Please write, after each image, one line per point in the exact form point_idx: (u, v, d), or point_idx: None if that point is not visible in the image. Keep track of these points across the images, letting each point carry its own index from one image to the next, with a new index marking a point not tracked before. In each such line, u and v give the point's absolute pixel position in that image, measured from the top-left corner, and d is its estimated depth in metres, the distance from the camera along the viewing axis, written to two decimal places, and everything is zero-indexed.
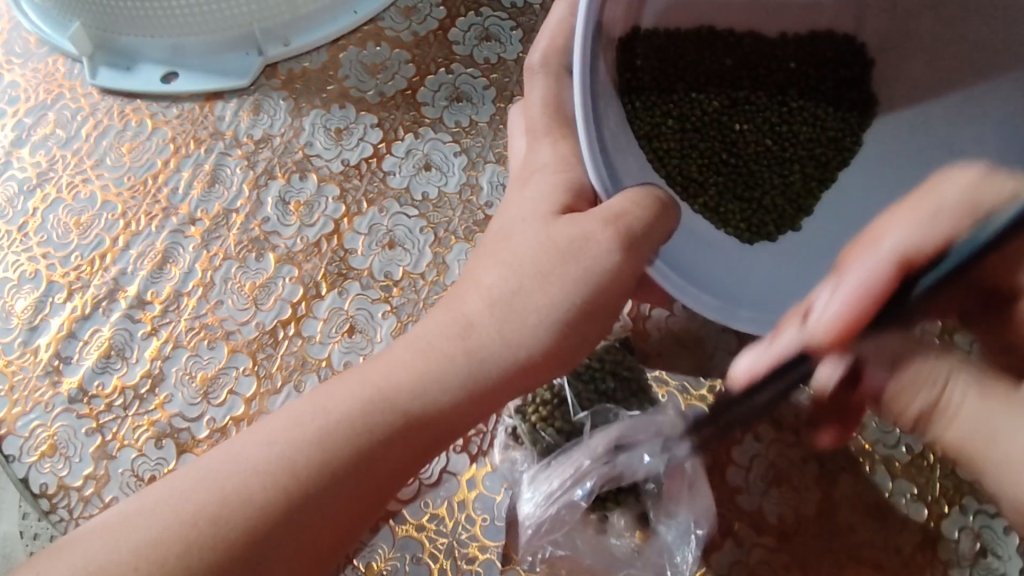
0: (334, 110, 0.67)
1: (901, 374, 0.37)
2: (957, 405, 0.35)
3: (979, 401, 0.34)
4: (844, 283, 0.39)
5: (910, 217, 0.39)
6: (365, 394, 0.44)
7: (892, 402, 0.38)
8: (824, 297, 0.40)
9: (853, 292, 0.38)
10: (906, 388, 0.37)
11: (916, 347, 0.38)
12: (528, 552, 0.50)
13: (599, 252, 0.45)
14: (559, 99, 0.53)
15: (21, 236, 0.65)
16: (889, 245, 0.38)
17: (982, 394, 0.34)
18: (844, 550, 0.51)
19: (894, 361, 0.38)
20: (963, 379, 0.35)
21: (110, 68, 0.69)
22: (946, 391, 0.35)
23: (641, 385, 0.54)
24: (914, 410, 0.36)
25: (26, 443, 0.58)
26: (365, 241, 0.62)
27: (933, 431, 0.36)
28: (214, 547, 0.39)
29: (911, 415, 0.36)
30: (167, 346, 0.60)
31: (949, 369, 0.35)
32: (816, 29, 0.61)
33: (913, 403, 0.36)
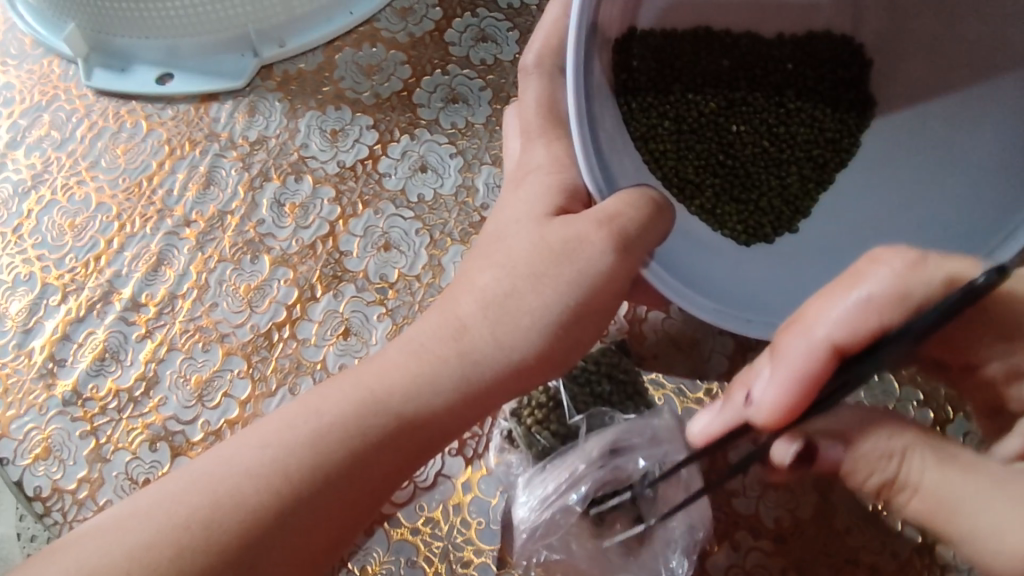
0: (330, 111, 0.67)
1: (856, 451, 0.37)
2: (915, 481, 0.35)
3: (937, 472, 0.34)
4: (782, 365, 0.37)
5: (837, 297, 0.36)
6: (358, 397, 0.43)
7: (850, 476, 0.38)
8: (764, 381, 0.38)
9: (790, 383, 0.36)
10: (861, 466, 0.37)
11: (869, 422, 0.37)
12: (522, 557, 0.50)
13: (593, 253, 0.44)
14: (554, 101, 0.52)
15: (16, 238, 0.65)
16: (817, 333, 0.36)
17: (940, 468, 0.34)
18: (840, 555, 0.51)
19: (845, 438, 0.38)
20: (918, 455, 0.35)
21: (105, 69, 0.69)
22: (901, 468, 0.35)
23: (637, 388, 0.54)
24: (873, 486, 0.36)
25: (20, 446, 0.57)
26: (360, 243, 0.62)
27: (894, 502, 0.36)
28: (206, 550, 0.39)
29: (871, 490, 0.37)
30: (162, 348, 0.60)
31: (901, 445, 0.36)
32: (813, 30, 0.61)
33: (869, 480, 0.37)
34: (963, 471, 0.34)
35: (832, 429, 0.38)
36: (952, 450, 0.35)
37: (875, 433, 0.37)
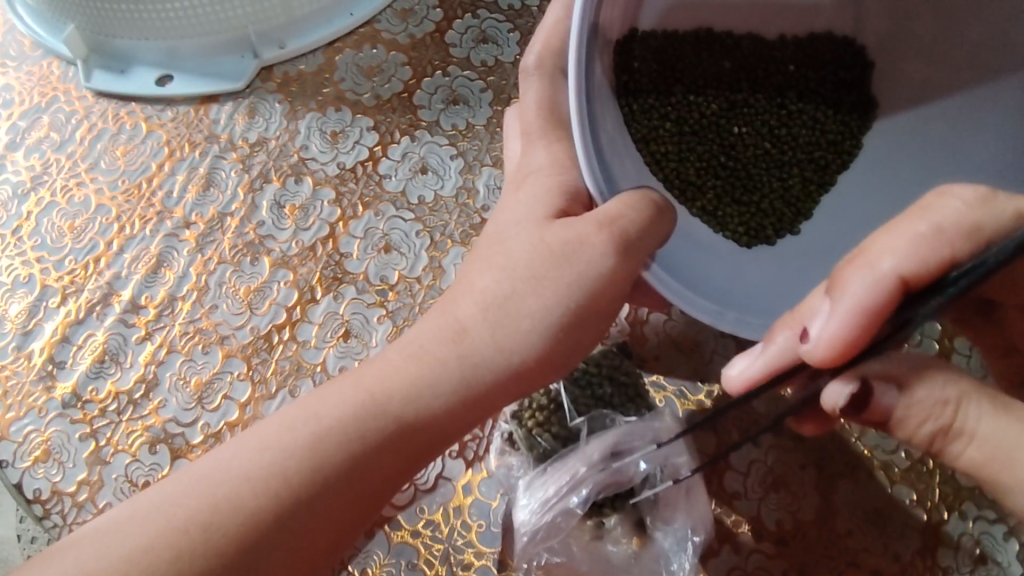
0: (330, 112, 0.67)
1: (912, 397, 0.35)
2: (971, 428, 0.33)
3: (994, 421, 0.33)
4: (843, 299, 0.35)
5: (901, 236, 0.36)
6: (357, 400, 0.43)
7: (898, 425, 0.35)
8: (821, 317, 0.37)
9: (853, 314, 0.35)
10: (916, 413, 0.34)
11: (923, 367, 0.35)
12: (523, 560, 0.50)
13: (593, 256, 0.44)
14: (555, 102, 0.52)
15: (16, 240, 0.65)
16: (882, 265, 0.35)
17: (997, 415, 0.33)
18: (842, 557, 0.50)
19: (900, 382, 0.35)
20: (975, 401, 0.34)
21: (104, 71, 0.69)
22: (958, 416, 0.34)
23: (638, 390, 0.53)
24: (926, 434, 0.34)
25: (19, 448, 0.57)
26: (361, 244, 0.62)
27: (944, 451, 0.35)
28: (205, 553, 0.39)
29: (923, 439, 0.35)
30: (161, 350, 0.60)
31: (959, 392, 0.34)
32: (814, 31, 0.61)
33: (922, 427, 0.35)
34: (1018, 418, 0.33)
35: (886, 372, 0.36)
36: (1006, 401, 0.34)
37: (930, 380, 0.35)
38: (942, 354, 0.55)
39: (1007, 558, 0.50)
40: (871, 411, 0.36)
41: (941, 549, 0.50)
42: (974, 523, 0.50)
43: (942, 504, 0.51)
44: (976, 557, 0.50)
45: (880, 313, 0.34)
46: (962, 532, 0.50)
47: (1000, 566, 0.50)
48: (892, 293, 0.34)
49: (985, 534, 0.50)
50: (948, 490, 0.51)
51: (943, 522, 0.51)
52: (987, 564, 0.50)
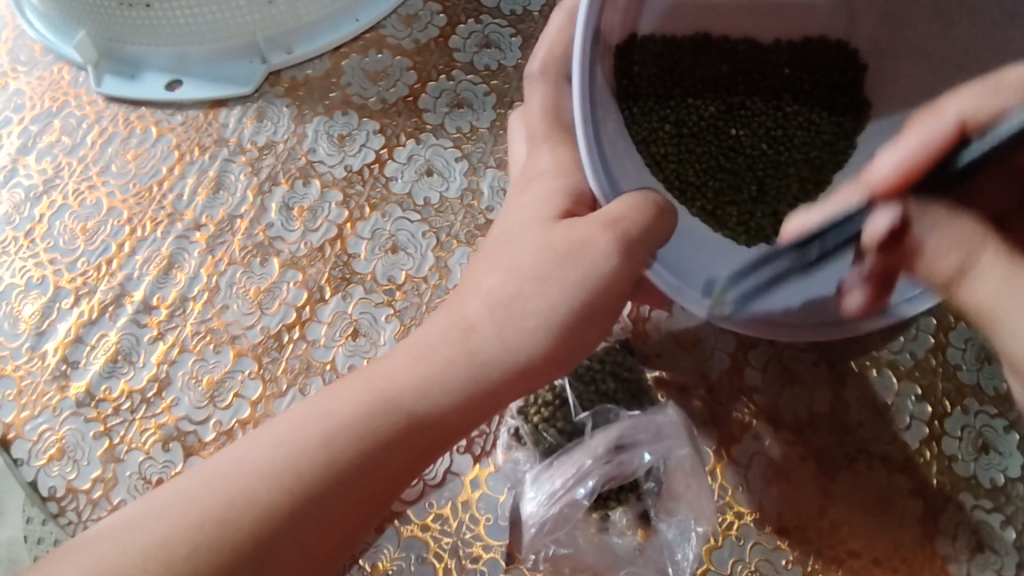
0: (337, 116, 0.68)
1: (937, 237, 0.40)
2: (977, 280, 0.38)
3: (996, 283, 0.37)
4: (903, 142, 0.44)
5: (977, 95, 0.41)
6: (368, 398, 0.44)
7: (926, 263, 0.40)
8: (891, 158, 0.44)
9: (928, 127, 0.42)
10: (940, 251, 0.39)
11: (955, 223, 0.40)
12: (531, 551, 0.51)
13: (597, 256, 0.46)
14: (558, 106, 0.54)
15: (29, 242, 0.66)
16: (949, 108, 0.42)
17: (1008, 267, 0.37)
18: (842, 548, 0.53)
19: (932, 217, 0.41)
20: (991, 255, 0.37)
21: (115, 76, 0.70)
22: (965, 264, 0.38)
23: (641, 385, 0.55)
24: (944, 273, 0.39)
25: (35, 447, 0.58)
26: (368, 245, 0.63)
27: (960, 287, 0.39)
28: (221, 547, 0.40)
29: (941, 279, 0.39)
30: (173, 350, 0.61)
31: (981, 245, 0.38)
32: (808, 36, 0.62)
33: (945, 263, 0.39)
34: None
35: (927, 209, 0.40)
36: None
37: (958, 224, 0.39)
38: (937, 348, 0.57)
39: (1004, 547, 0.52)
40: (904, 245, 0.42)
41: (939, 538, 0.52)
42: (971, 513, 0.53)
43: (940, 495, 0.53)
44: (973, 546, 0.52)
45: (936, 145, 0.41)
46: (959, 521, 0.52)
47: (997, 554, 0.52)
48: (948, 135, 0.40)
49: (982, 523, 0.52)
50: (945, 480, 0.54)
51: (942, 511, 0.53)
52: (985, 553, 0.52)
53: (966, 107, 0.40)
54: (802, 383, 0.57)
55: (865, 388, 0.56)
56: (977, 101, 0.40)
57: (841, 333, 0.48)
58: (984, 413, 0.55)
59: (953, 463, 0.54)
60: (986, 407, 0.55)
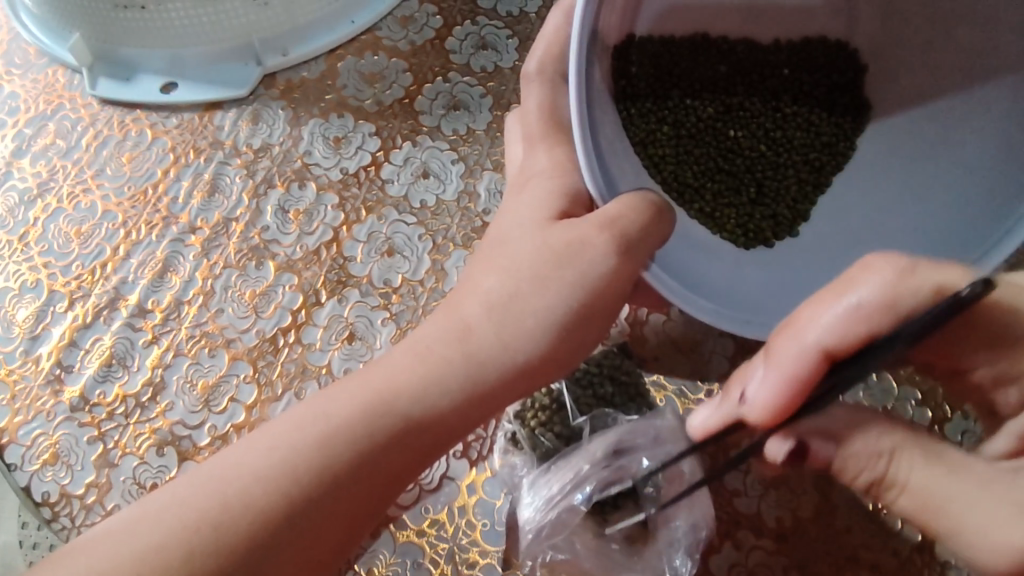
0: (333, 118, 0.68)
1: (845, 452, 0.39)
2: (904, 477, 0.37)
3: (924, 471, 0.37)
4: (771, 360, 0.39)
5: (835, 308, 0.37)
6: (366, 399, 0.44)
7: (841, 473, 0.40)
8: (760, 388, 0.39)
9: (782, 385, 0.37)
10: (852, 461, 0.39)
11: (858, 420, 0.39)
12: (528, 557, 0.51)
13: (595, 256, 0.45)
14: (555, 106, 0.54)
15: (23, 246, 0.66)
16: (807, 336, 0.37)
17: (930, 466, 0.37)
18: (841, 554, 0.52)
19: (836, 437, 0.39)
20: (906, 454, 0.37)
21: (109, 78, 0.70)
22: (888, 469, 0.38)
23: (638, 389, 0.55)
24: (863, 482, 0.39)
25: (28, 452, 0.58)
26: (364, 248, 0.63)
27: (884, 496, 0.39)
28: (216, 551, 0.40)
29: (863, 486, 0.39)
30: (168, 354, 0.60)
31: (893, 444, 0.38)
32: (807, 36, 0.62)
33: (861, 477, 0.39)
34: (941, 461, 0.37)
35: (833, 440, 0.39)
36: (936, 449, 0.37)
37: (862, 437, 0.38)
38: None
39: None
40: (814, 459, 0.41)
41: (938, 545, 0.51)
42: None
43: None
44: None
45: (804, 380, 0.37)
46: None
47: None
48: (814, 366, 0.37)
49: None
50: None
51: None
52: None
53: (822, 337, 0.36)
54: None
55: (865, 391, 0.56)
56: (833, 324, 0.36)
57: None
58: None
59: None
60: None
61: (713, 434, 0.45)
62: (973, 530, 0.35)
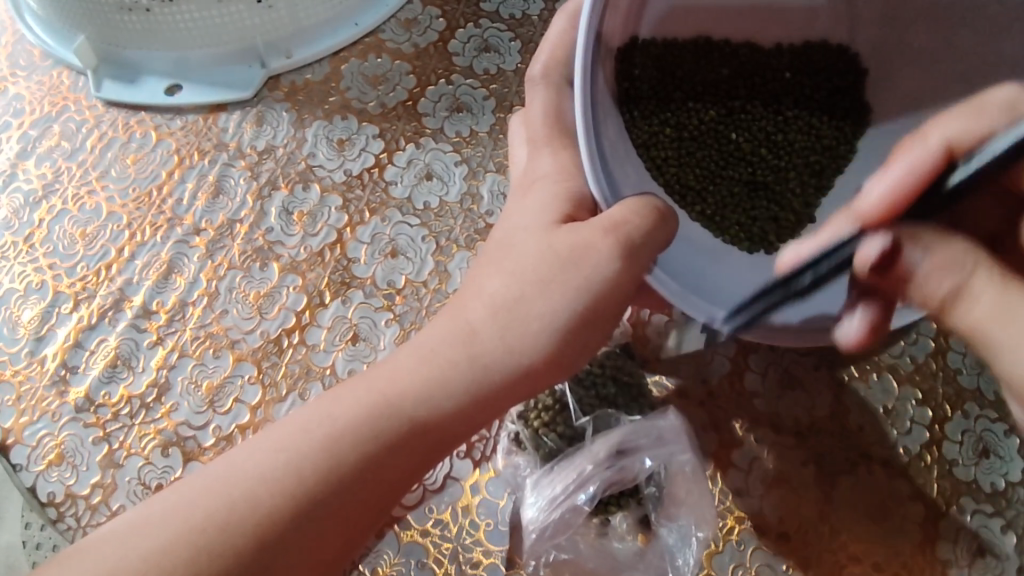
0: (337, 120, 0.68)
1: (914, 259, 0.36)
2: (975, 298, 0.34)
3: (999, 295, 0.34)
4: (885, 173, 0.43)
5: (967, 117, 0.41)
6: (371, 402, 0.44)
7: (918, 290, 0.37)
8: (876, 186, 0.42)
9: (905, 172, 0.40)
10: (935, 271, 0.36)
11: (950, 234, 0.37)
12: (531, 556, 0.51)
13: (599, 261, 0.46)
14: (560, 110, 0.54)
15: (28, 247, 0.66)
16: (936, 139, 0.41)
17: (1004, 285, 0.34)
18: (843, 552, 0.52)
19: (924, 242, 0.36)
20: (987, 272, 0.34)
21: (114, 80, 0.70)
22: (968, 282, 0.35)
23: (641, 390, 0.55)
24: (938, 294, 0.36)
25: (34, 452, 0.58)
26: (368, 250, 0.63)
27: (954, 315, 0.36)
28: (222, 552, 0.40)
29: (937, 301, 0.36)
30: (173, 355, 0.61)
31: (977, 260, 0.35)
32: (809, 40, 0.62)
33: (932, 290, 0.36)
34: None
35: (917, 228, 0.37)
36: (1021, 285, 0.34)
37: (949, 245, 0.36)
38: (937, 352, 0.57)
39: (1005, 551, 0.52)
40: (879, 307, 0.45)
41: (940, 542, 0.52)
42: (972, 517, 0.52)
43: (940, 500, 0.53)
44: (974, 549, 0.52)
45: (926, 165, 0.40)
46: (960, 525, 0.52)
47: (997, 559, 0.51)
48: (938, 157, 0.39)
49: (983, 528, 0.52)
50: (946, 485, 0.53)
51: (942, 516, 0.53)
52: (985, 558, 0.51)
53: (951, 131, 0.40)
54: (802, 388, 0.57)
55: (866, 392, 0.56)
56: (963, 124, 0.41)
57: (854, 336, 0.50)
58: (985, 417, 0.55)
59: (954, 468, 0.54)
60: (987, 411, 0.55)
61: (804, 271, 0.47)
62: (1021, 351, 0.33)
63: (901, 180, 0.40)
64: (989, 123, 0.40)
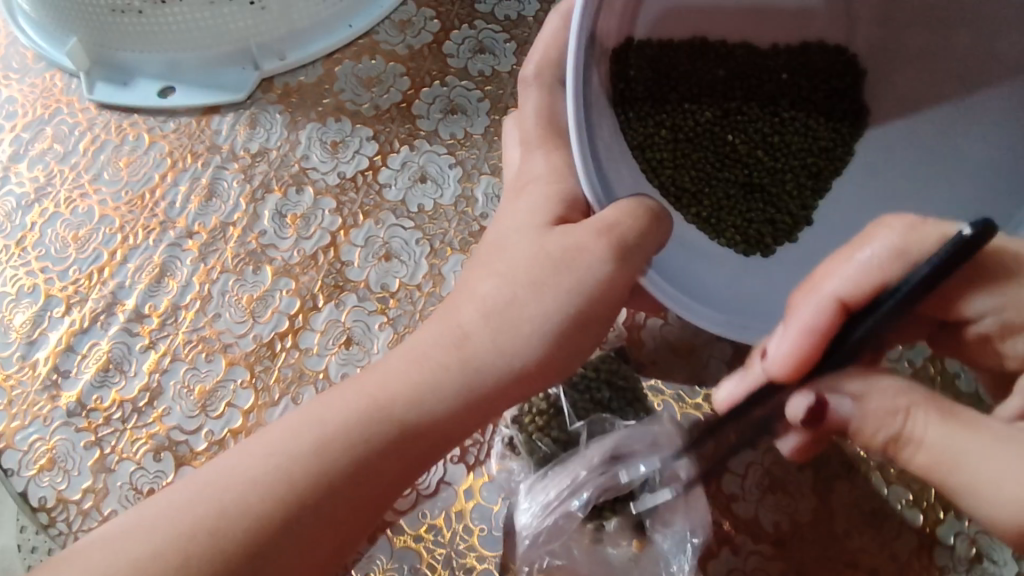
0: (330, 123, 0.68)
1: (858, 409, 0.39)
2: (920, 434, 0.37)
3: (941, 429, 0.36)
4: (786, 319, 0.42)
5: (853, 261, 0.41)
6: (362, 404, 0.44)
7: (859, 433, 0.39)
8: (779, 341, 0.42)
9: (800, 335, 0.40)
10: (870, 417, 0.38)
11: (874, 378, 0.39)
12: (525, 562, 0.51)
13: (592, 262, 0.45)
14: (553, 111, 0.54)
15: (20, 250, 0.66)
16: (827, 289, 0.40)
17: (943, 421, 0.36)
18: (839, 558, 0.52)
19: (852, 393, 0.39)
20: (923, 411, 0.37)
21: (107, 83, 0.70)
22: (904, 427, 0.37)
23: (636, 394, 0.55)
24: (882, 440, 0.38)
25: (25, 457, 0.58)
26: (362, 253, 0.62)
27: (901, 456, 0.38)
28: (212, 556, 0.39)
29: (878, 444, 0.38)
30: (165, 359, 0.60)
31: (907, 400, 0.37)
32: (806, 40, 0.61)
33: (878, 434, 0.38)
34: (965, 420, 0.36)
35: (835, 380, 0.39)
36: (956, 411, 0.37)
37: (880, 388, 0.38)
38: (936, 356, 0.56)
39: (1003, 557, 0.51)
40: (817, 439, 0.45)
41: (938, 548, 0.51)
42: (970, 523, 0.52)
43: (938, 505, 0.52)
44: (972, 555, 0.51)
45: (819, 328, 0.40)
46: (958, 531, 0.52)
47: (995, 564, 0.51)
48: (829, 317, 0.39)
49: (981, 533, 0.51)
50: (944, 490, 0.53)
51: (939, 522, 0.52)
52: (983, 563, 0.51)
53: (838, 285, 0.40)
54: None
55: None
56: (851, 275, 0.40)
57: None
58: None
59: None
60: None
61: (738, 404, 0.47)
62: (981, 480, 0.34)
63: (803, 343, 0.40)
64: (874, 269, 0.39)
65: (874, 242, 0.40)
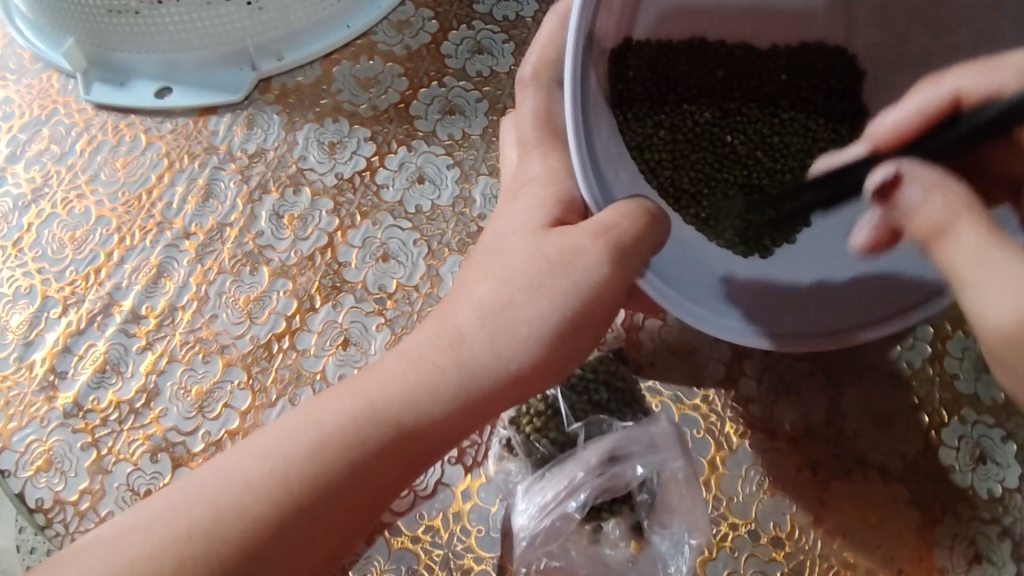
0: (328, 123, 0.68)
1: (920, 200, 0.40)
2: (957, 237, 0.37)
3: (976, 241, 0.36)
4: (908, 103, 0.50)
5: (976, 70, 0.45)
6: (358, 407, 0.44)
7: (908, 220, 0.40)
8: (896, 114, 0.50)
9: (917, 116, 0.47)
10: (925, 210, 0.39)
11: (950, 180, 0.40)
12: (522, 564, 0.50)
13: (588, 264, 0.45)
14: (550, 111, 0.53)
15: (17, 251, 0.65)
16: (947, 87, 0.46)
17: (985, 234, 0.36)
18: (837, 559, 0.52)
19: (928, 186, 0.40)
20: (970, 223, 0.37)
21: (104, 83, 0.70)
22: (947, 224, 0.37)
23: (634, 396, 0.54)
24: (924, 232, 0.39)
25: (21, 458, 0.58)
26: (359, 254, 0.62)
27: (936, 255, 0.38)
28: (208, 558, 0.39)
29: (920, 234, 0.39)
30: (162, 360, 0.60)
31: (962, 207, 0.38)
32: (805, 41, 0.61)
33: (925, 223, 0.39)
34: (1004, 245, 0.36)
35: (917, 169, 0.41)
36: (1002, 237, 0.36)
37: (949, 191, 0.39)
38: (935, 357, 0.57)
39: (1002, 558, 0.51)
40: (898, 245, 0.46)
41: (936, 549, 0.51)
42: (969, 524, 0.52)
43: (937, 505, 0.52)
44: (971, 557, 0.51)
45: (933, 113, 0.46)
46: (957, 532, 0.52)
47: (994, 566, 0.51)
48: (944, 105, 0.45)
49: (980, 535, 0.51)
50: (942, 491, 0.53)
51: (937, 522, 0.52)
52: (982, 564, 0.51)
53: (962, 81, 0.45)
54: (797, 392, 0.56)
55: (861, 397, 0.56)
56: (975, 76, 0.44)
57: (841, 341, 0.49)
58: (982, 423, 0.54)
59: (951, 474, 0.53)
60: (983, 417, 0.55)
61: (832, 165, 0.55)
62: (984, 295, 0.34)
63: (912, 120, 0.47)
64: (1000, 77, 0.43)
65: (1001, 54, 0.47)
